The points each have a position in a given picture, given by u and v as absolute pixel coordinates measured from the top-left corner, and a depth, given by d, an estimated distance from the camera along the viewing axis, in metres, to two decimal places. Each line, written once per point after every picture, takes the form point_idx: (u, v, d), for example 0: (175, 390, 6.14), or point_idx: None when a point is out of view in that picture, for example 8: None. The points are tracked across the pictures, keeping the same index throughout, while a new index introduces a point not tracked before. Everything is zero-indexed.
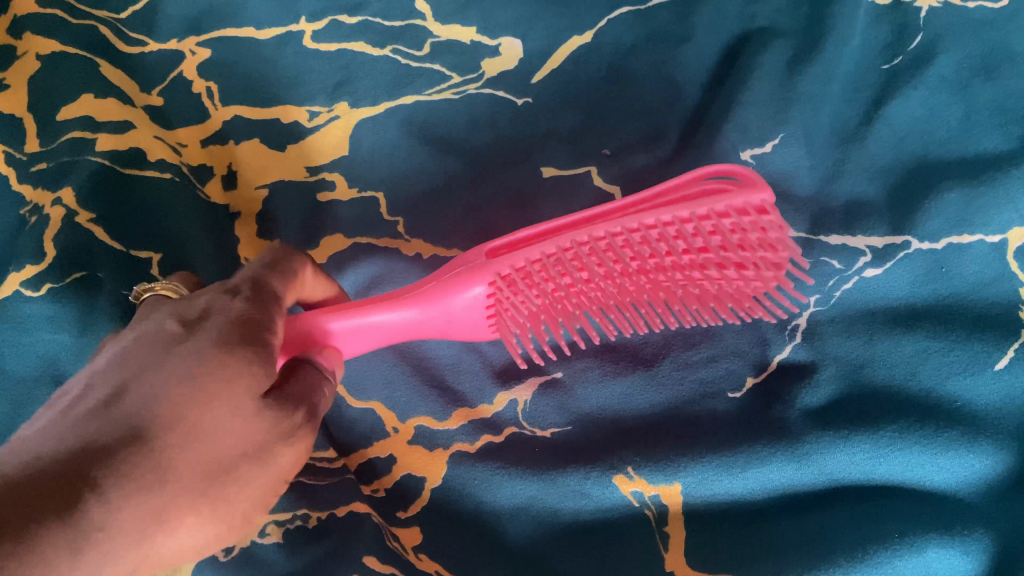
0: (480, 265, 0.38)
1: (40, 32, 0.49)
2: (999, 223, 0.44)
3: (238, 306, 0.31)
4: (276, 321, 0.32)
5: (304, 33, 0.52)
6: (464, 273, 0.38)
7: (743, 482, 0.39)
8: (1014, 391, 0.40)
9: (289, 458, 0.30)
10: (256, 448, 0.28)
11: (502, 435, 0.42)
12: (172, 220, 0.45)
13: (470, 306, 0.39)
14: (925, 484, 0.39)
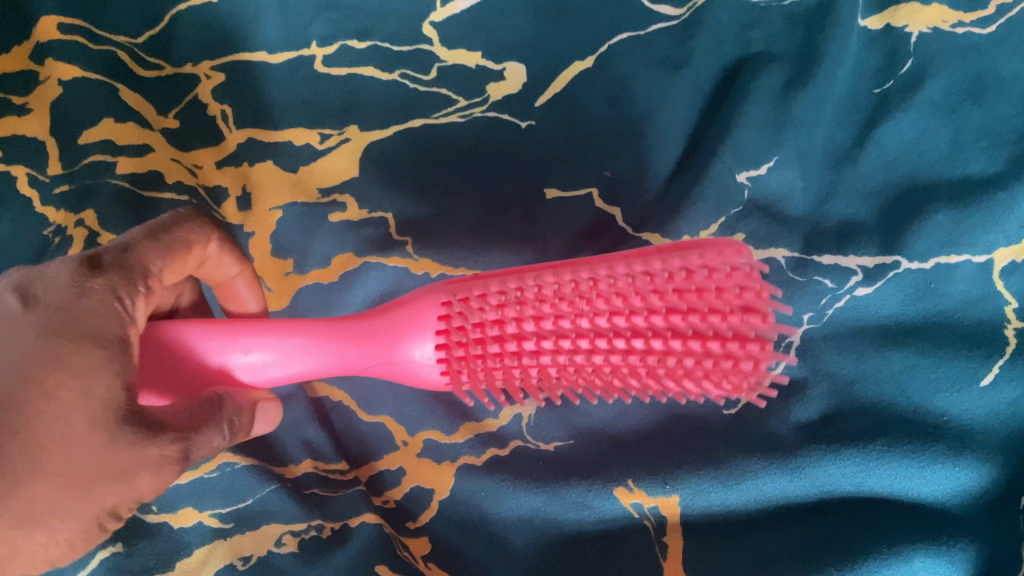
0: (435, 293, 0.38)
1: (63, 58, 0.51)
2: (986, 243, 0.46)
3: (84, 281, 0.32)
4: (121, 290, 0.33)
5: (315, 58, 0.53)
6: (411, 301, 0.38)
7: (737, 493, 0.40)
8: (999, 406, 0.42)
9: (153, 482, 0.31)
10: (114, 468, 0.29)
11: (507, 448, 0.44)
12: None
13: (401, 325, 0.38)
14: (913, 495, 0.41)
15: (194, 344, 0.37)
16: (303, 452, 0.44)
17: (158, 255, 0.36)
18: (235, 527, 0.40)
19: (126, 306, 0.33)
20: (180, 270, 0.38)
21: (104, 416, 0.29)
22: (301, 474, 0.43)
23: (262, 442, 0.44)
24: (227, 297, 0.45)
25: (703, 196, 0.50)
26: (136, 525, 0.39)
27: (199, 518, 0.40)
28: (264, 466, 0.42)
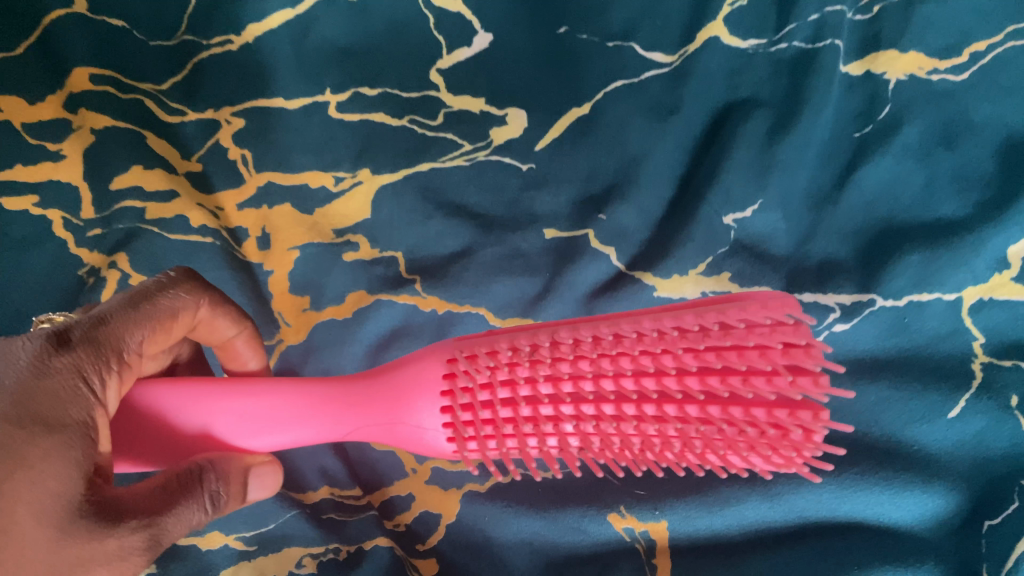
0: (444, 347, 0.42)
1: (93, 108, 0.56)
2: (955, 283, 0.49)
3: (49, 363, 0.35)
4: (86, 371, 0.36)
5: (328, 104, 0.57)
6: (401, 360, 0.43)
7: (721, 518, 0.44)
8: (966, 435, 0.45)
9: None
10: (67, 561, 0.31)
11: (508, 476, 0.47)
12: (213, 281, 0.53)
13: (397, 379, 0.42)
14: (886, 520, 0.44)
15: (190, 407, 0.41)
16: (320, 479, 0.47)
17: (135, 328, 0.39)
18: (259, 550, 0.43)
19: (91, 384, 0.36)
20: (164, 337, 0.42)
21: (59, 510, 0.31)
22: (318, 499, 0.47)
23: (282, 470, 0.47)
24: (228, 357, 0.49)
25: (693, 237, 0.54)
26: (169, 548, 0.43)
27: (225, 541, 0.44)
28: (284, 493, 0.46)
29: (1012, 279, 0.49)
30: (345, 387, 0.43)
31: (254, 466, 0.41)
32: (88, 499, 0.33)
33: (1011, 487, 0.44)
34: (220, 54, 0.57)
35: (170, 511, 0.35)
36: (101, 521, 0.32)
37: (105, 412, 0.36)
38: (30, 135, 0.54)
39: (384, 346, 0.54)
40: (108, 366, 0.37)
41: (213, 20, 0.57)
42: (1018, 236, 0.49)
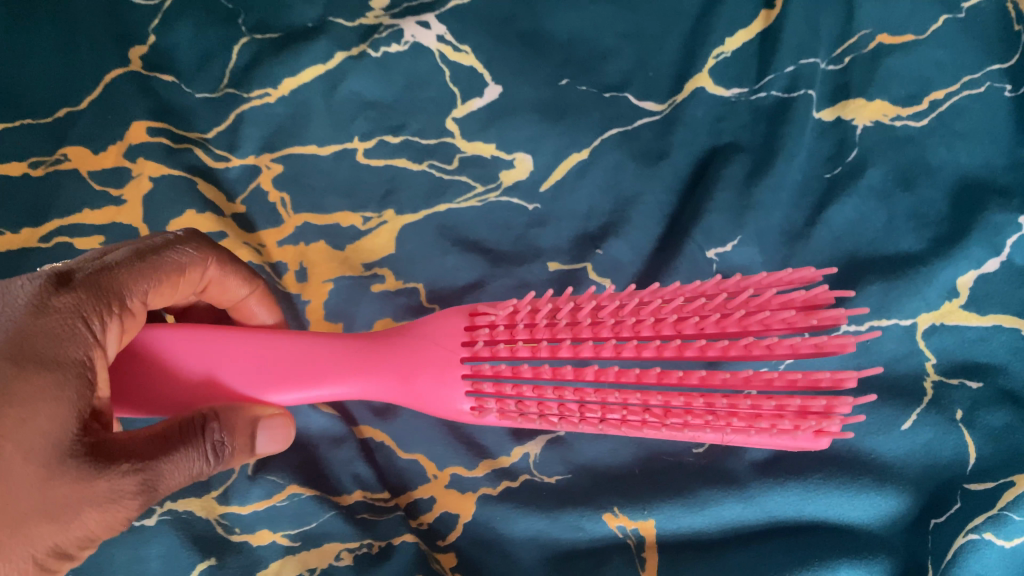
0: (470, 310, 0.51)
1: (151, 158, 0.64)
2: (911, 310, 0.56)
3: (53, 300, 0.40)
4: (87, 313, 0.40)
5: (357, 151, 0.65)
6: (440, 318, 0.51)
7: (702, 517, 0.51)
8: (916, 445, 0.52)
9: (99, 516, 0.37)
10: (50, 506, 0.35)
11: (517, 481, 0.54)
12: None
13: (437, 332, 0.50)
14: (845, 520, 0.50)
15: (214, 365, 0.47)
16: (354, 483, 0.54)
17: (144, 276, 0.45)
18: (302, 545, 0.50)
19: (91, 324, 0.40)
20: (174, 289, 0.48)
21: (47, 453, 0.35)
22: (353, 501, 0.53)
23: (322, 475, 0.54)
24: (243, 316, 0.56)
25: (679, 268, 0.61)
26: (223, 543, 0.50)
27: (273, 538, 0.51)
28: (323, 495, 0.53)
29: (960, 307, 0.56)
30: (370, 348, 0.50)
31: (262, 418, 0.46)
32: (81, 442, 0.37)
33: (954, 488, 0.50)
34: (260, 106, 0.66)
35: (166, 456, 0.39)
36: (92, 464, 0.36)
37: (103, 352, 0.41)
38: (95, 181, 0.63)
39: None
40: (108, 310, 0.42)
41: (252, 77, 0.66)
42: (965, 268, 0.57)
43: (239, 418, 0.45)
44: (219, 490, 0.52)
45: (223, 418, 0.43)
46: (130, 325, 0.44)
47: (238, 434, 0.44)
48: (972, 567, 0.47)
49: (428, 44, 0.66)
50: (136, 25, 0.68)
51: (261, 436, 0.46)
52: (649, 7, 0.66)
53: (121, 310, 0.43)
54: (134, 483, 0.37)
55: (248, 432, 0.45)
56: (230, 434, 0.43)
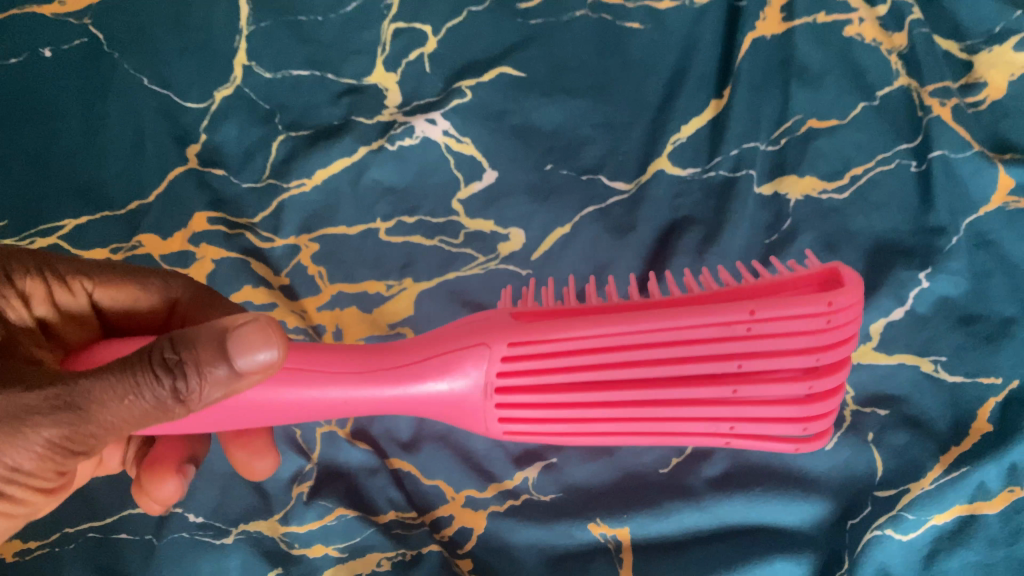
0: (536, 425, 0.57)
1: (211, 243, 0.79)
2: None
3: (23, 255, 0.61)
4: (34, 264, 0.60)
5: (380, 229, 0.80)
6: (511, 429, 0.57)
7: (666, 524, 0.64)
8: (837, 462, 0.65)
9: (29, 428, 0.46)
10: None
11: (519, 499, 0.67)
12: None
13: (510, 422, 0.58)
14: (780, 523, 0.63)
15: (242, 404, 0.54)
16: (388, 505, 0.67)
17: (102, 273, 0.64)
18: (352, 555, 0.63)
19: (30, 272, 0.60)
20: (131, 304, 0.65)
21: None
22: (388, 519, 0.66)
23: (362, 499, 0.67)
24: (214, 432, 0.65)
25: None
26: (285, 556, 0.63)
27: (326, 550, 0.64)
28: (364, 515, 0.65)
29: (872, 347, 0.69)
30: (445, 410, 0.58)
31: (231, 329, 0.48)
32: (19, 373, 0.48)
33: (866, 496, 0.63)
34: (298, 194, 0.81)
35: (93, 377, 0.47)
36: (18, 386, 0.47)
37: (34, 294, 0.60)
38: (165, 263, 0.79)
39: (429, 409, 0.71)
40: (46, 271, 0.61)
41: (290, 169, 0.81)
42: (876, 316, 0.70)
43: (208, 336, 0.47)
44: (281, 514, 0.66)
45: (183, 341, 0.47)
46: (66, 299, 0.62)
47: (193, 351, 0.47)
48: (876, 556, 0.60)
49: (435, 137, 0.81)
50: (191, 126, 0.83)
51: (239, 359, 0.47)
52: (618, 100, 0.82)
53: (54, 277, 0.61)
54: (47, 402, 0.46)
55: (218, 355, 0.47)
56: (196, 358, 0.47)
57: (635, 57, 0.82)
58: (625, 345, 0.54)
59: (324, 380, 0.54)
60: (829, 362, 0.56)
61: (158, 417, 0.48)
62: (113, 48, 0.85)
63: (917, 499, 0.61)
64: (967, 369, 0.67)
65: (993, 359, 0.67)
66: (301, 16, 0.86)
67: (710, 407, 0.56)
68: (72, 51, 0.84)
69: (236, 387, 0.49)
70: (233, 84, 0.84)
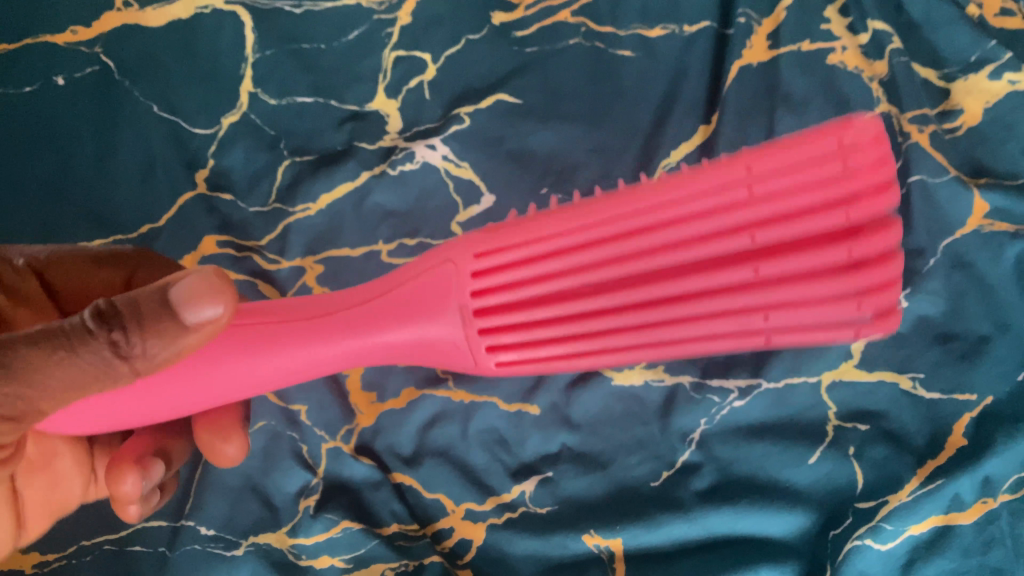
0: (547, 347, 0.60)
1: (219, 265, 0.82)
2: (816, 369, 0.71)
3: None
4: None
5: (381, 251, 0.83)
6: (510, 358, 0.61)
7: (657, 535, 0.67)
8: (820, 474, 0.68)
9: None
10: None
11: (517, 511, 0.70)
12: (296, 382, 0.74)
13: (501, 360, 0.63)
14: (765, 533, 0.66)
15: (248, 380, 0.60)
16: (391, 518, 0.70)
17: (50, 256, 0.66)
18: (356, 567, 0.67)
19: None
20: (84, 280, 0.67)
21: None
22: (391, 532, 0.69)
23: (367, 511, 0.70)
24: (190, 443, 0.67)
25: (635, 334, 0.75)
26: (294, 568, 0.67)
27: (332, 561, 0.68)
28: (367, 528, 0.69)
29: (854, 365, 0.71)
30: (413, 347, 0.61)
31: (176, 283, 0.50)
32: None
33: (848, 507, 0.67)
34: (303, 218, 0.84)
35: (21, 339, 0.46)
36: None
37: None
38: None
39: (430, 425, 0.73)
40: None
41: (296, 193, 0.85)
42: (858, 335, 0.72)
43: (153, 296, 0.49)
44: (289, 526, 0.69)
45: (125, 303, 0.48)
46: (12, 277, 0.63)
47: (136, 310, 0.48)
48: (855, 564, 0.64)
49: (435, 163, 0.85)
50: (199, 150, 0.86)
51: (187, 310, 0.49)
52: (611, 127, 0.86)
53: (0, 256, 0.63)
54: None
55: (163, 305, 0.49)
56: (143, 309, 0.48)
57: (627, 85, 0.87)
58: (599, 263, 0.58)
59: (290, 347, 0.59)
60: (863, 241, 0.56)
61: (101, 377, 0.49)
62: (124, 78, 0.88)
63: (896, 510, 0.65)
64: (943, 386, 0.70)
65: (968, 376, 0.70)
66: (304, 44, 0.90)
67: (740, 295, 0.58)
68: (85, 79, 0.88)
69: (180, 346, 0.51)
70: (240, 111, 0.88)
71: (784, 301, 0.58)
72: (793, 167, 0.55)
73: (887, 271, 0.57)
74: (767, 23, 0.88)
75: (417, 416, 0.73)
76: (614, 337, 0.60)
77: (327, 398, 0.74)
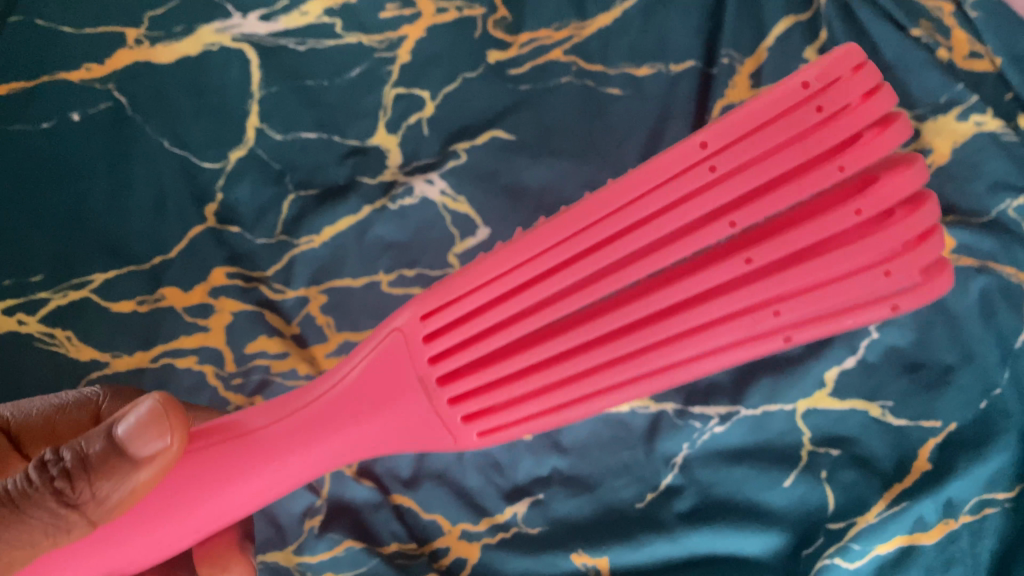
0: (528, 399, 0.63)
1: (229, 297, 0.90)
2: (791, 397, 0.75)
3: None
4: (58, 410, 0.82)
5: (381, 282, 0.91)
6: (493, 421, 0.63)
7: (640, 554, 0.72)
8: (794, 497, 0.72)
9: None
10: None
11: (510, 532, 0.74)
12: None
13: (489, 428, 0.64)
14: (741, 552, 0.71)
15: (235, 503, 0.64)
16: (392, 537, 0.74)
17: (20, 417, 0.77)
18: None
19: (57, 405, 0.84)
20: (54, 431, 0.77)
21: None
22: (391, 550, 0.74)
23: (368, 530, 0.74)
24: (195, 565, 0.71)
25: None
26: None
27: None
28: (369, 547, 0.73)
29: (828, 394, 0.75)
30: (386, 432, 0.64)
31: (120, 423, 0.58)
32: None
33: (820, 528, 0.72)
34: (308, 250, 0.91)
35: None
36: None
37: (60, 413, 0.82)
38: (188, 314, 0.90)
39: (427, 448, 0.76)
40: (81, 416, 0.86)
41: (301, 227, 0.91)
42: (831, 364, 0.75)
43: (104, 437, 0.57)
44: (295, 544, 0.74)
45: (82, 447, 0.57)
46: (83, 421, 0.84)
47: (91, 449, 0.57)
48: None
49: (433, 197, 0.91)
50: (208, 185, 0.91)
51: (132, 446, 0.56)
52: (598, 164, 0.92)
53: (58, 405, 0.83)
54: None
55: (108, 448, 0.57)
56: (90, 456, 0.56)
57: (614, 122, 0.92)
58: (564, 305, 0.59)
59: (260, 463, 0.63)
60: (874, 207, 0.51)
61: (61, 527, 0.57)
62: (136, 114, 0.91)
63: (863, 531, 0.71)
64: (911, 414, 0.74)
65: (935, 404, 0.74)
66: (308, 80, 0.92)
67: (740, 291, 0.56)
68: (99, 115, 0.90)
69: (137, 483, 0.57)
70: (246, 145, 0.91)
71: (797, 290, 0.55)
72: (762, 143, 0.50)
73: (912, 224, 0.51)
74: (748, 62, 0.93)
75: None
76: (607, 366, 0.60)
77: None
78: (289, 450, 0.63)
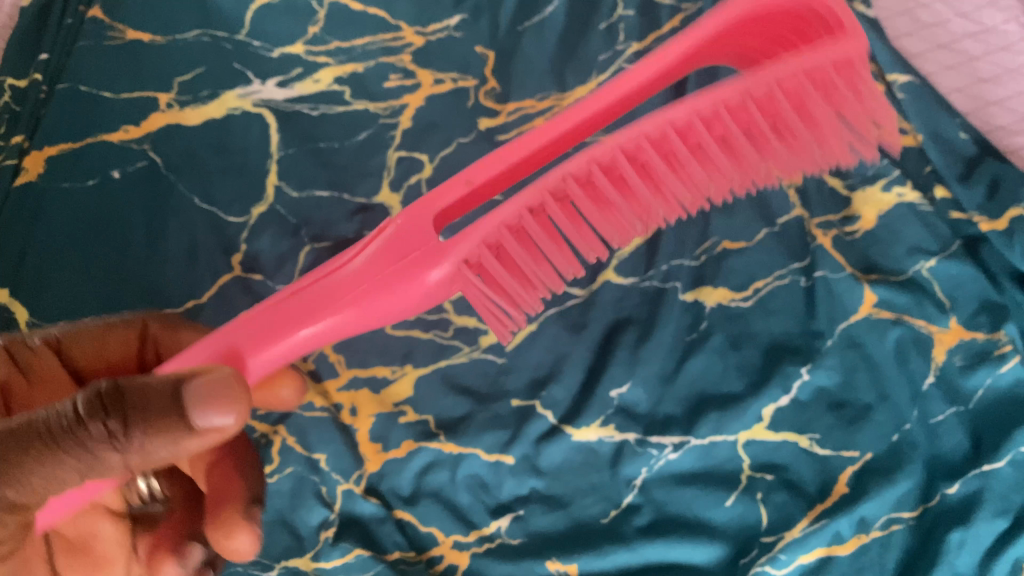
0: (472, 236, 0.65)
1: None
2: (734, 430, 0.90)
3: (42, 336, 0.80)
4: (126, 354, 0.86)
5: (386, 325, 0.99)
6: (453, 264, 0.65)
7: (603, 561, 0.84)
8: (734, 514, 0.86)
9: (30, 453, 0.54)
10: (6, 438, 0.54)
11: (495, 542, 0.87)
12: (314, 432, 0.93)
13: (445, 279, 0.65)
14: (690, 561, 0.84)
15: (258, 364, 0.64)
16: (394, 547, 0.88)
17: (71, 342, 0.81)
18: None
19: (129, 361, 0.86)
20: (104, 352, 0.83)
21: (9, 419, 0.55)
22: (393, 558, 0.87)
23: (374, 540, 0.88)
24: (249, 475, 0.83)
25: (596, 392, 0.93)
26: None
27: None
28: (374, 554, 0.86)
29: (765, 427, 0.90)
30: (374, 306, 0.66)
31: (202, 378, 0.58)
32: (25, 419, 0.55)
33: (754, 542, 0.85)
34: None
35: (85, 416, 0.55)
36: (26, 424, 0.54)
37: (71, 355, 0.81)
38: None
39: (426, 470, 0.91)
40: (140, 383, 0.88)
41: None
42: (768, 402, 0.91)
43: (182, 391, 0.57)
44: (312, 552, 0.87)
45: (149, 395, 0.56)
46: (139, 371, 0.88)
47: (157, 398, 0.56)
48: None
49: None
50: (234, 236, 1.04)
51: (200, 409, 0.57)
52: None
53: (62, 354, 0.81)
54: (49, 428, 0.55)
55: (174, 405, 0.57)
56: (151, 405, 0.56)
57: None
58: None
59: (276, 322, 0.64)
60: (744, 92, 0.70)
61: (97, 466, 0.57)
62: (170, 172, 1.06)
63: (789, 544, 0.83)
64: (835, 444, 0.88)
65: (855, 437, 0.88)
66: (321, 143, 1.09)
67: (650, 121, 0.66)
68: (137, 172, 1.06)
69: (181, 447, 0.58)
70: (267, 203, 1.06)
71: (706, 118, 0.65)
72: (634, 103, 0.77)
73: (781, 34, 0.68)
74: None
75: (420, 458, 0.91)
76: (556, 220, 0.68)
77: (340, 447, 0.92)
78: (330, 290, 0.65)
